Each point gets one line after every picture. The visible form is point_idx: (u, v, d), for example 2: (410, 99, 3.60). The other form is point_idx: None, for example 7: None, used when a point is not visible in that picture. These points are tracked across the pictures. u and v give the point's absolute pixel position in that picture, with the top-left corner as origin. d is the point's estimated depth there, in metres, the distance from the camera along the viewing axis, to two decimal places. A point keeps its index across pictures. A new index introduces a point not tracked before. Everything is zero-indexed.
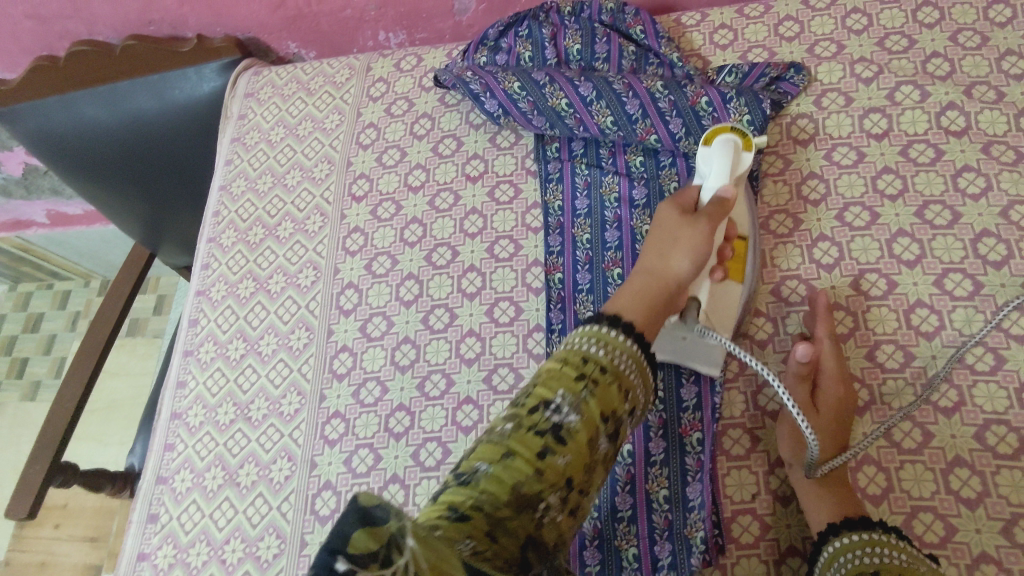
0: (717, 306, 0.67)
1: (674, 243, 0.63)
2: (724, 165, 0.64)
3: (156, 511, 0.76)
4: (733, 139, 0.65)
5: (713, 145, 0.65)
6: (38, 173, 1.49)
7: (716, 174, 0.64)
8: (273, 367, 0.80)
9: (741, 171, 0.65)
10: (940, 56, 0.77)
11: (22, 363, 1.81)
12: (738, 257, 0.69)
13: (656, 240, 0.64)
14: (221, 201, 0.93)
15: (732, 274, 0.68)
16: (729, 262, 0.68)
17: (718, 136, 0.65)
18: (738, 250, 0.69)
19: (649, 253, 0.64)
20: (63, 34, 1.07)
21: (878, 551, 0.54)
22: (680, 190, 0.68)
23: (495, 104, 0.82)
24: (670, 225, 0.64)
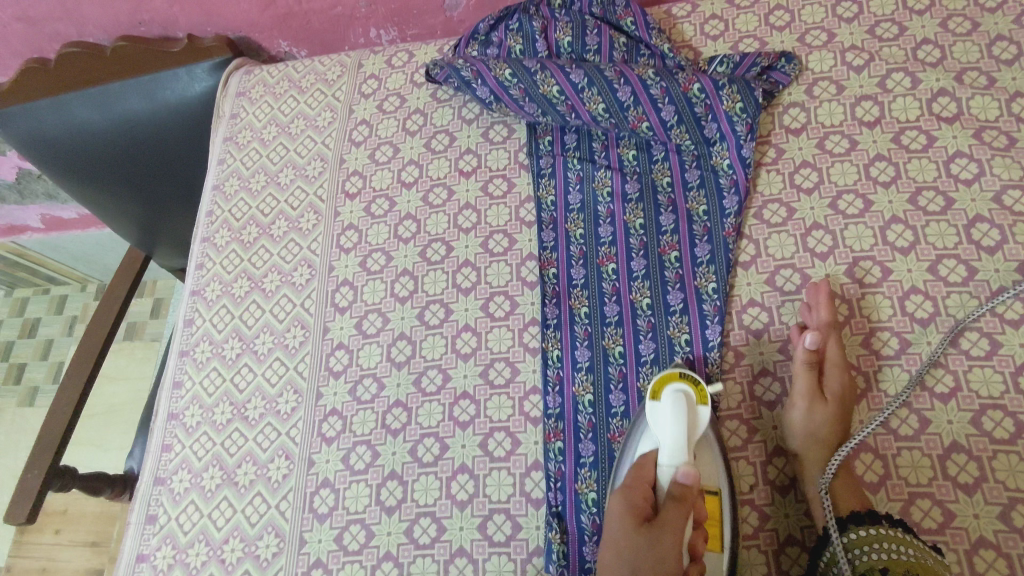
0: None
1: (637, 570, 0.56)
2: (675, 424, 0.62)
3: (154, 511, 0.76)
4: (682, 393, 0.64)
5: (661, 401, 0.64)
6: (31, 177, 1.49)
7: (668, 444, 0.62)
8: (269, 366, 0.80)
9: (698, 435, 0.63)
10: (931, 42, 0.77)
11: (19, 368, 1.81)
12: (713, 516, 0.62)
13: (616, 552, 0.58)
14: (214, 201, 0.93)
15: (709, 547, 0.61)
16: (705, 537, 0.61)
17: (664, 390, 0.65)
18: (711, 508, 0.62)
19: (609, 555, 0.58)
20: (53, 36, 1.07)
21: (887, 547, 0.56)
22: (637, 461, 0.63)
23: (486, 91, 0.82)
24: (628, 542, 0.57)
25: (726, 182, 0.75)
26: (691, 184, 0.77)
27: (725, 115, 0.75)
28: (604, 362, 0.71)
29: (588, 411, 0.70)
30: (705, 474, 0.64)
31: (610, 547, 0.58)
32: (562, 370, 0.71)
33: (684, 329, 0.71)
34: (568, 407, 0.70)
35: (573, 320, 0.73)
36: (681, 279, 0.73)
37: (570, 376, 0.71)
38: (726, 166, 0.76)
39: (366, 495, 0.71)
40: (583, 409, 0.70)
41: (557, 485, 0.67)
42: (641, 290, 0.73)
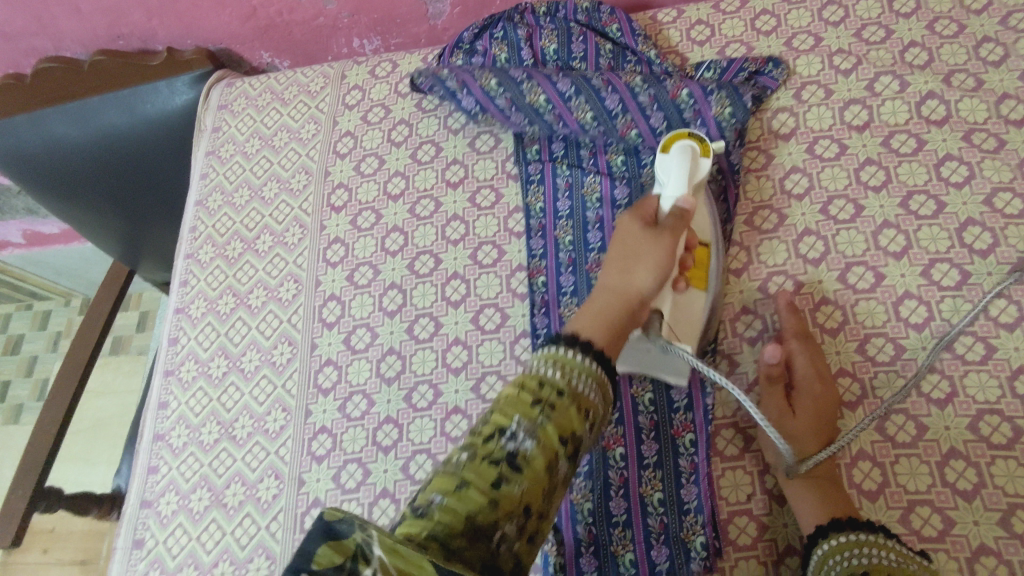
0: (680, 315, 0.64)
1: (641, 263, 0.60)
2: (681, 170, 0.64)
3: (141, 536, 0.74)
4: (689, 146, 0.66)
5: (670, 153, 0.66)
6: (11, 193, 1.46)
7: (673, 182, 0.64)
8: (257, 384, 0.78)
9: (700, 179, 0.66)
10: (917, 45, 0.77)
11: (2, 387, 1.78)
12: (701, 263, 0.67)
13: (619, 252, 0.62)
14: (197, 216, 0.91)
15: (696, 283, 0.66)
16: (690, 271, 0.66)
17: (674, 145, 0.67)
18: (699, 257, 0.67)
19: (611, 268, 0.62)
20: (28, 50, 1.05)
21: (871, 553, 0.53)
22: (638, 204, 0.66)
23: (472, 102, 0.81)
24: (635, 235, 0.62)
25: (715, 189, 0.74)
26: None
27: (714, 120, 0.74)
28: None
29: None
30: (698, 228, 0.69)
31: (609, 267, 0.62)
32: None
33: None
34: None
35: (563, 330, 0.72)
36: None
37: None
38: (716, 172, 0.74)
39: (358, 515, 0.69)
40: None
41: None
42: None
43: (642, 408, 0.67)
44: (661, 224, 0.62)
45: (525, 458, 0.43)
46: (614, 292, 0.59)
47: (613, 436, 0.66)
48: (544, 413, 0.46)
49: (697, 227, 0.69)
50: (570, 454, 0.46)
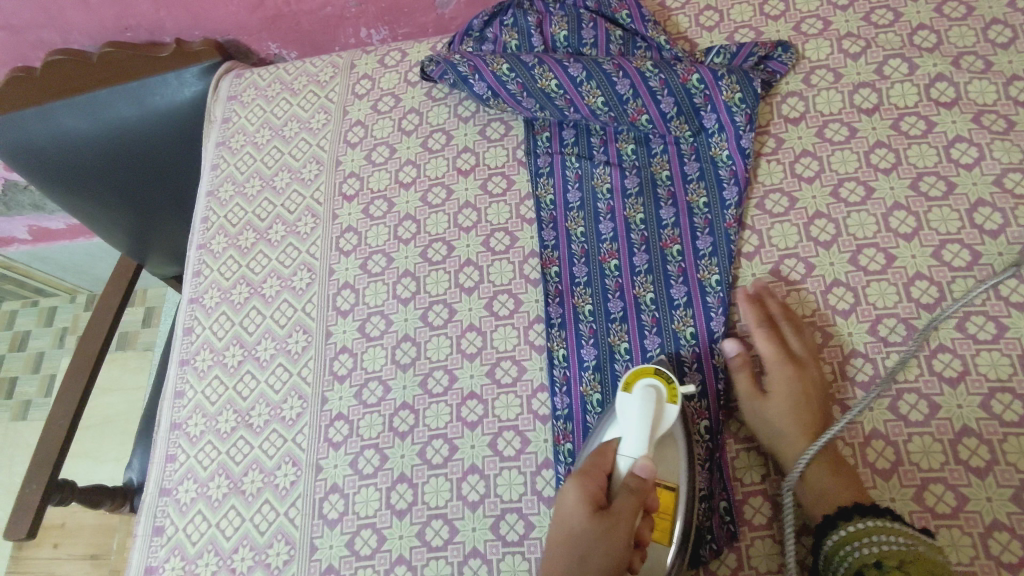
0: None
1: (584, 557, 0.56)
2: (643, 422, 0.60)
3: (161, 522, 0.75)
4: (654, 392, 0.62)
5: (632, 394, 0.62)
6: (18, 188, 1.47)
7: (634, 434, 0.60)
8: (272, 372, 0.79)
9: (664, 430, 0.62)
10: (926, 28, 0.77)
11: (11, 382, 1.79)
12: (664, 507, 0.61)
13: (560, 536, 0.58)
14: (209, 207, 0.92)
15: (658, 539, 0.60)
16: (654, 526, 0.60)
17: (636, 384, 0.63)
18: (664, 499, 0.61)
19: (558, 553, 0.58)
20: (36, 44, 1.05)
21: (879, 542, 0.55)
22: (592, 456, 0.61)
23: (484, 87, 0.81)
24: (580, 526, 0.57)
25: (725, 174, 0.75)
26: (690, 176, 0.76)
27: (724, 106, 0.75)
28: (610, 360, 0.71)
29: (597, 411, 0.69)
30: (665, 466, 0.62)
31: (550, 548, 0.59)
32: (569, 369, 0.71)
33: (689, 322, 0.70)
34: (577, 407, 0.69)
35: (577, 318, 0.73)
36: (684, 273, 0.72)
37: (577, 377, 0.70)
38: (725, 158, 0.76)
39: (376, 499, 0.70)
40: (592, 409, 0.69)
41: None
42: (645, 285, 0.72)
43: None
44: (613, 507, 0.57)
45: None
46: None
47: None
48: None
49: (664, 470, 0.62)
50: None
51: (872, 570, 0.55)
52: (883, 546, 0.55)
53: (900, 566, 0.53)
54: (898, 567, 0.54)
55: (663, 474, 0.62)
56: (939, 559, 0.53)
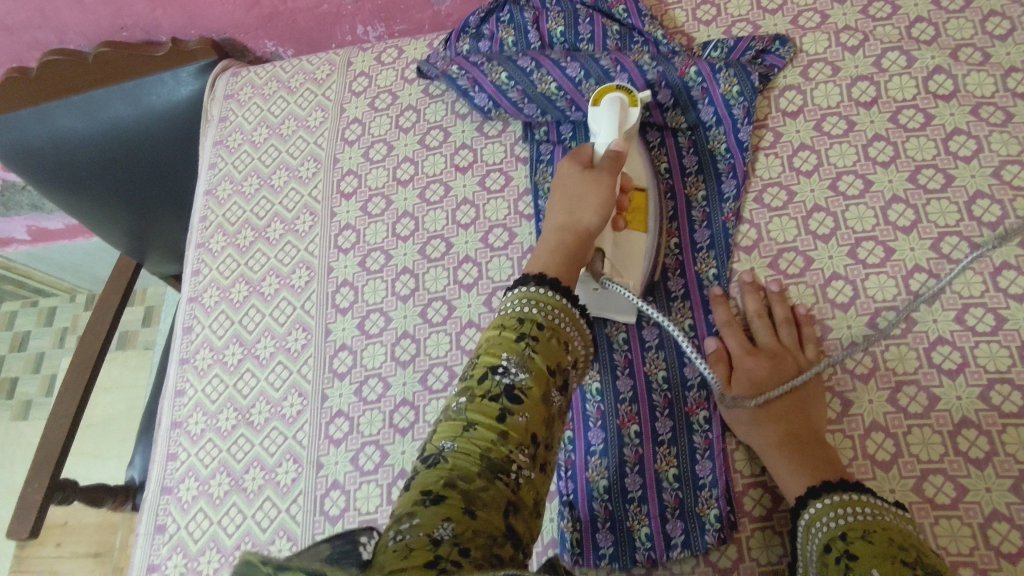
0: (623, 256, 0.68)
1: (580, 203, 0.61)
2: (610, 121, 0.67)
3: (162, 521, 0.75)
4: (618, 96, 0.69)
5: (601, 105, 0.69)
6: (17, 188, 1.46)
7: (604, 130, 0.67)
8: (272, 370, 0.79)
9: (629, 127, 0.69)
10: (923, 20, 0.77)
11: (11, 383, 1.79)
12: (638, 207, 0.71)
13: (560, 198, 0.63)
14: (208, 205, 0.92)
15: (633, 221, 0.70)
16: (628, 213, 0.69)
17: (605, 96, 0.69)
18: (636, 202, 0.71)
19: (555, 210, 0.62)
20: (32, 44, 1.05)
21: (848, 513, 0.53)
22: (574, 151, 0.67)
23: (484, 98, 0.82)
24: (571, 182, 0.63)
25: (724, 167, 0.75)
26: (688, 169, 0.77)
27: (721, 99, 0.75)
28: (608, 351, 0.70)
29: (596, 399, 0.68)
30: (636, 171, 0.73)
31: (554, 222, 0.61)
32: None
33: (687, 314, 0.71)
34: (576, 394, 0.68)
35: None
36: (682, 266, 0.73)
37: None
38: (723, 150, 0.76)
39: (377, 496, 0.70)
40: (591, 397, 0.68)
41: (568, 472, 0.66)
42: None
43: (655, 386, 0.68)
44: (596, 166, 0.64)
45: (535, 323, 0.51)
46: (563, 228, 0.60)
47: (627, 414, 0.67)
48: (546, 313, 0.52)
49: (634, 171, 0.72)
50: (558, 385, 0.49)
51: (837, 540, 0.52)
52: (852, 517, 0.53)
53: (864, 533, 0.51)
54: (861, 534, 0.51)
55: (634, 176, 0.72)
56: (908, 532, 0.51)
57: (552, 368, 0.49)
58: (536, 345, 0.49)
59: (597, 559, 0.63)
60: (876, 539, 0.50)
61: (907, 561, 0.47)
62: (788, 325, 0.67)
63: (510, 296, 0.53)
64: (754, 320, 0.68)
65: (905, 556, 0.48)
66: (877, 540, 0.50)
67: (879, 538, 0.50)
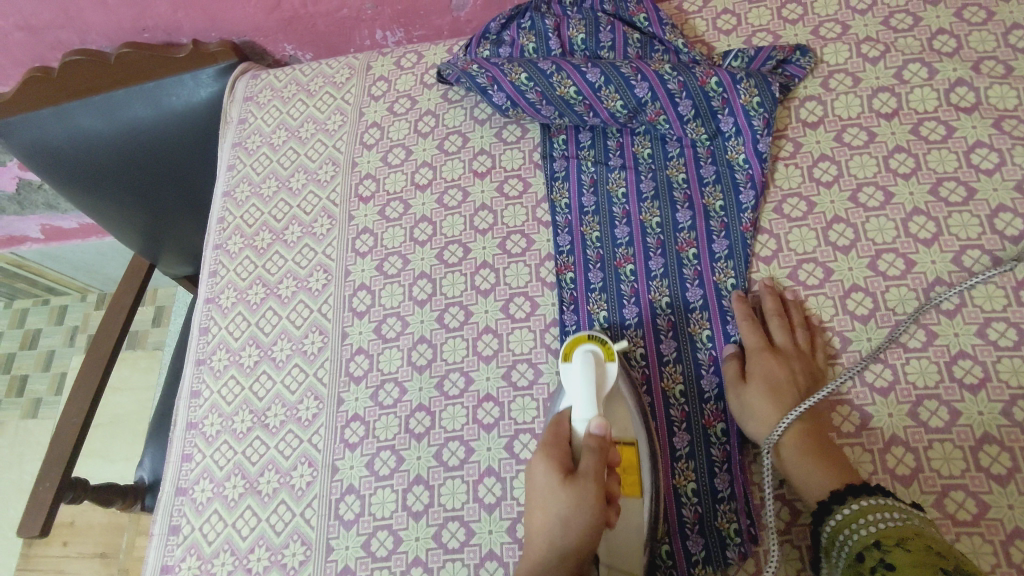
0: (617, 548, 0.62)
1: (558, 526, 0.57)
2: (587, 386, 0.63)
3: (177, 522, 0.75)
4: (592, 352, 0.65)
5: (573, 362, 0.65)
6: (32, 187, 1.47)
7: (583, 400, 0.62)
8: (288, 373, 0.79)
9: (609, 385, 0.64)
10: (946, 32, 0.77)
11: (22, 380, 1.80)
12: (630, 466, 0.63)
13: (536, 505, 0.59)
14: (226, 207, 0.92)
15: (626, 492, 0.62)
16: (621, 480, 0.62)
17: (577, 351, 0.65)
18: (625, 459, 0.63)
19: (536, 534, 0.58)
20: (55, 44, 1.06)
21: (874, 519, 0.54)
22: (550, 432, 0.62)
23: (502, 97, 0.81)
24: (554, 496, 0.57)
25: (742, 178, 0.75)
26: (706, 179, 0.76)
27: (742, 110, 0.75)
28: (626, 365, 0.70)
29: None
30: (619, 424, 0.65)
31: (535, 509, 0.59)
32: None
33: (705, 325, 0.71)
34: None
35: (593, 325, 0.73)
36: (700, 276, 0.72)
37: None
38: (742, 161, 0.76)
39: (392, 501, 0.70)
40: None
41: None
42: (660, 289, 0.73)
43: (672, 401, 0.68)
44: (579, 471, 0.58)
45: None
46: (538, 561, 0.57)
47: None
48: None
49: (619, 424, 0.65)
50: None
51: (871, 549, 0.52)
52: (879, 523, 0.53)
53: (898, 541, 0.51)
54: (896, 543, 0.51)
55: (618, 430, 0.65)
56: (939, 537, 0.51)
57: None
58: None
59: None
60: (914, 548, 0.50)
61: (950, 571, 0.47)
62: (804, 328, 0.67)
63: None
64: (773, 320, 0.68)
65: (949, 567, 0.48)
66: (915, 549, 0.50)
67: (915, 548, 0.50)
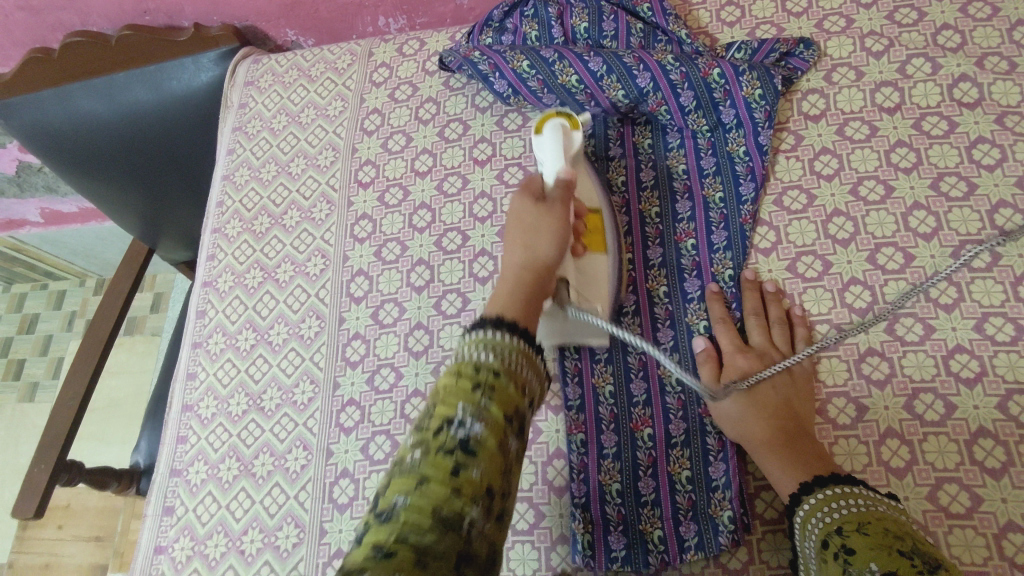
0: (585, 285, 0.66)
1: (534, 234, 0.59)
2: (557, 150, 0.66)
3: (171, 503, 0.75)
4: (560, 122, 0.69)
5: (545, 133, 0.68)
6: (32, 170, 1.47)
7: (552, 157, 0.66)
8: (284, 357, 0.79)
9: (575, 150, 0.69)
10: (950, 28, 0.77)
11: (19, 364, 1.80)
12: (596, 229, 0.69)
13: (517, 231, 0.60)
14: (225, 191, 0.92)
15: (592, 245, 0.68)
16: (586, 238, 0.68)
17: (546, 124, 0.69)
18: (592, 224, 0.69)
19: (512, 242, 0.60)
20: (56, 25, 1.06)
21: (838, 506, 0.53)
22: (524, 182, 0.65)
23: (504, 84, 0.81)
24: (528, 215, 0.60)
25: (742, 170, 0.75)
26: (706, 170, 0.76)
27: (743, 102, 0.75)
28: (623, 353, 0.69)
29: (573, 357, 0.69)
30: (585, 196, 0.71)
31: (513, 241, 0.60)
32: (580, 361, 0.69)
33: (702, 316, 0.71)
34: (589, 398, 0.68)
35: None
36: (698, 267, 0.73)
37: (588, 368, 0.69)
38: (743, 153, 0.75)
39: None
40: (604, 401, 0.68)
41: (580, 476, 0.65)
42: (658, 278, 0.73)
43: (668, 389, 0.67)
44: (549, 196, 0.62)
45: (490, 369, 0.46)
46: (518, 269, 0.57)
47: (641, 418, 0.67)
48: (504, 361, 0.47)
49: (584, 193, 0.71)
50: (517, 430, 0.45)
51: (833, 535, 0.51)
52: (843, 510, 0.52)
53: (859, 526, 0.50)
54: (856, 527, 0.50)
55: (586, 199, 0.71)
56: (904, 524, 0.50)
57: (509, 408, 0.45)
58: (490, 392, 0.45)
59: (609, 562, 0.62)
60: (873, 531, 0.49)
61: (905, 552, 0.46)
62: (781, 325, 0.67)
63: (468, 342, 0.48)
64: (749, 320, 0.68)
65: (901, 544, 0.47)
66: (874, 532, 0.49)
67: (874, 531, 0.49)
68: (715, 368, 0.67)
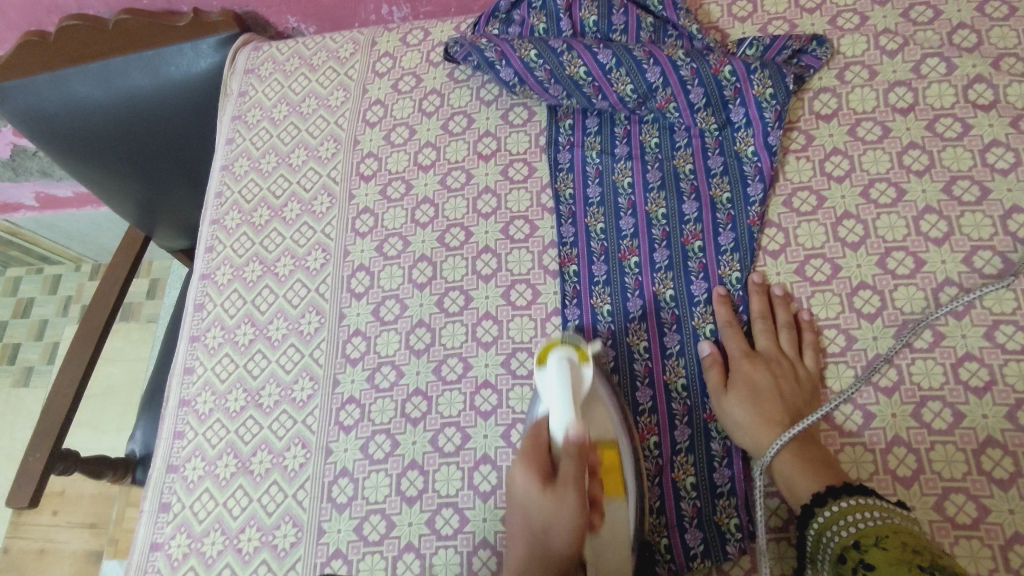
0: (608, 553, 0.59)
1: (546, 525, 0.56)
2: (565, 394, 0.60)
3: (167, 499, 0.74)
4: (566, 355, 0.62)
5: (547, 366, 0.62)
6: (27, 154, 1.45)
7: (560, 405, 0.60)
8: (284, 353, 0.78)
9: (587, 387, 0.62)
10: (966, 27, 0.75)
11: (13, 349, 1.78)
12: (612, 467, 0.61)
13: (525, 523, 0.57)
14: (224, 181, 0.90)
15: (610, 492, 0.60)
16: (602, 483, 0.60)
17: (549, 355, 0.63)
18: (608, 461, 0.61)
19: (523, 526, 0.58)
20: (51, 7, 1.03)
21: (852, 520, 0.53)
22: (524, 449, 0.59)
23: (511, 73, 0.79)
24: (537, 501, 0.56)
25: (750, 170, 0.73)
26: (714, 171, 0.75)
27: (754, 101, 0.74)
28: (628, 360, 0.69)
29: None
30: (597, 427, 0.62)
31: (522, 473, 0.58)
32: None
33: (708, 319, 0.70)
34: None
35: (595, 318, 0.71)
36: (704, 269, 0.71)
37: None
38: (751, 153, 0.74)
39: (385, 485, 0.69)
40: None
41: None
42: (664, 281, 0.71)
43: (674, 395, 0.67)
44: (560, 478, 0.57)
45: None
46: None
47: (646, 426, 0.66)
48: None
49: (597, 428, 0.62)
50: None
51: (851, 550, 0.52)
52: (859, 523, 0.53)
53: (877, 540, 0.50)
54: (874, 541, 0.51)
55: (599, 433, 0.62)
56: (920, 533, 0.50)
57: None
58: None
59: None
60: (893, 546, 0.49)
61: (925, 565, 0.47)
62: (788, 329, 0.67)
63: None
64: (755, 325, 0.68)
65: (922, 561, 0.47)
66: (891, 545, 0.49)
67: (892, 544, 0.49)
68: (721, 373, 0.66)
